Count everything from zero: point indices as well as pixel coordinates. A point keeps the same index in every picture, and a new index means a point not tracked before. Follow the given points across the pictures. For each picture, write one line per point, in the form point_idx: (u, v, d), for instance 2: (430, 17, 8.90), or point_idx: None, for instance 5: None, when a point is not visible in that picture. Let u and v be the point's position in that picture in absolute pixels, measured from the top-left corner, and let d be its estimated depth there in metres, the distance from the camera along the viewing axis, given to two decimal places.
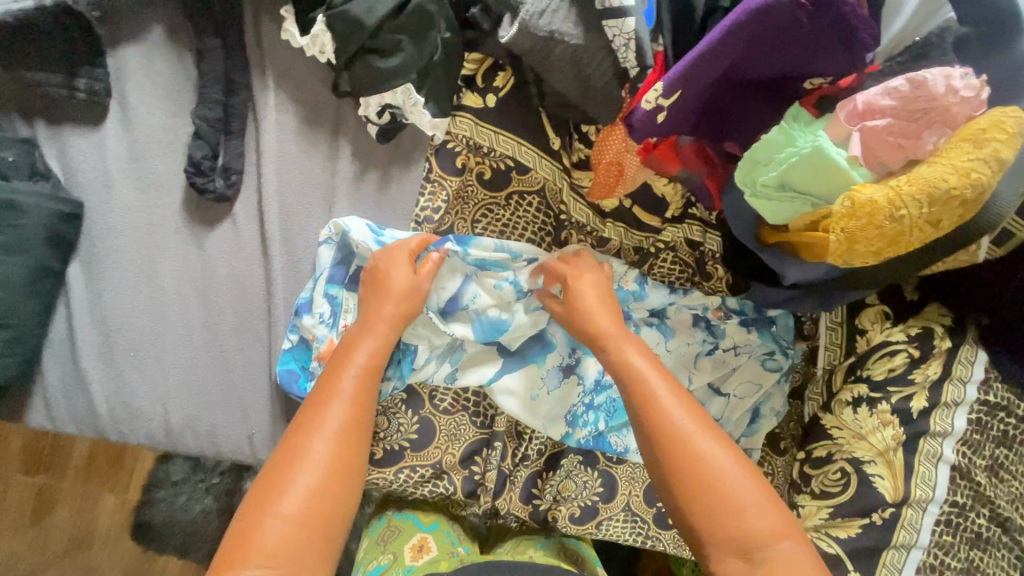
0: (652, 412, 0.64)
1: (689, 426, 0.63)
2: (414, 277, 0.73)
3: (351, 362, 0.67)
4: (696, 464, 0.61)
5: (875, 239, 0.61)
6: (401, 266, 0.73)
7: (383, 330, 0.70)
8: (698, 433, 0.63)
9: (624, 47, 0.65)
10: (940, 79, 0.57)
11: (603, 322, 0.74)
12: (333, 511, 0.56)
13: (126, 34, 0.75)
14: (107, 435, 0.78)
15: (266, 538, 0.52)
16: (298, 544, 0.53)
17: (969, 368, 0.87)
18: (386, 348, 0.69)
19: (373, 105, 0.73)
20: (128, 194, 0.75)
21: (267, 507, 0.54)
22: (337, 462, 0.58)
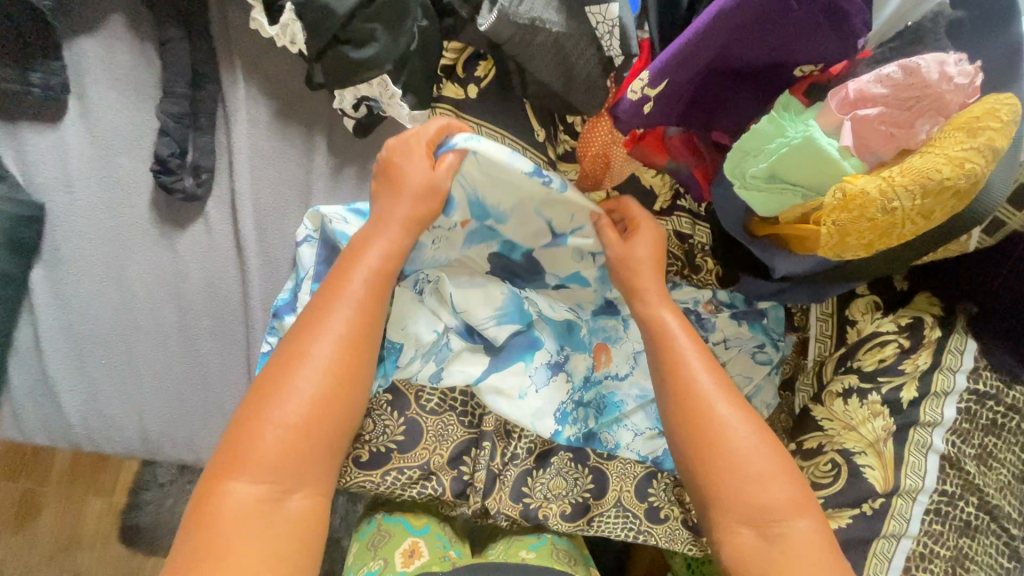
0: (676, 370, 0.68)
1: (711, 387, 0.67)
2: (431, 176, 0.69)
3: (361, 263, 0.66)
4: (715, 423, 0.65)
5: (867, 232, 0.59)
6: (417, 160, 0.69)
7: (396, 233, 0.68)
8: (720, 395, 0.66)
9: (607, 35, 0.61)
10: (934, 66, 0.55)
11: (641, 275, 0.76)
12: (330, 427, 0.60)
13: (83, 25, 0.71)
14: (81, 444, 0.76)
15: (266, 443, 0.57)
16: (294, 451, 0.58)
17: (959, 358, 0.87)
18: (398, 253, 0.67)
19: (349, 97, 0.70)
20: (93, 194, 0.72)
21: (265, 414, 0.57)
22: (337, 372, 0.61)
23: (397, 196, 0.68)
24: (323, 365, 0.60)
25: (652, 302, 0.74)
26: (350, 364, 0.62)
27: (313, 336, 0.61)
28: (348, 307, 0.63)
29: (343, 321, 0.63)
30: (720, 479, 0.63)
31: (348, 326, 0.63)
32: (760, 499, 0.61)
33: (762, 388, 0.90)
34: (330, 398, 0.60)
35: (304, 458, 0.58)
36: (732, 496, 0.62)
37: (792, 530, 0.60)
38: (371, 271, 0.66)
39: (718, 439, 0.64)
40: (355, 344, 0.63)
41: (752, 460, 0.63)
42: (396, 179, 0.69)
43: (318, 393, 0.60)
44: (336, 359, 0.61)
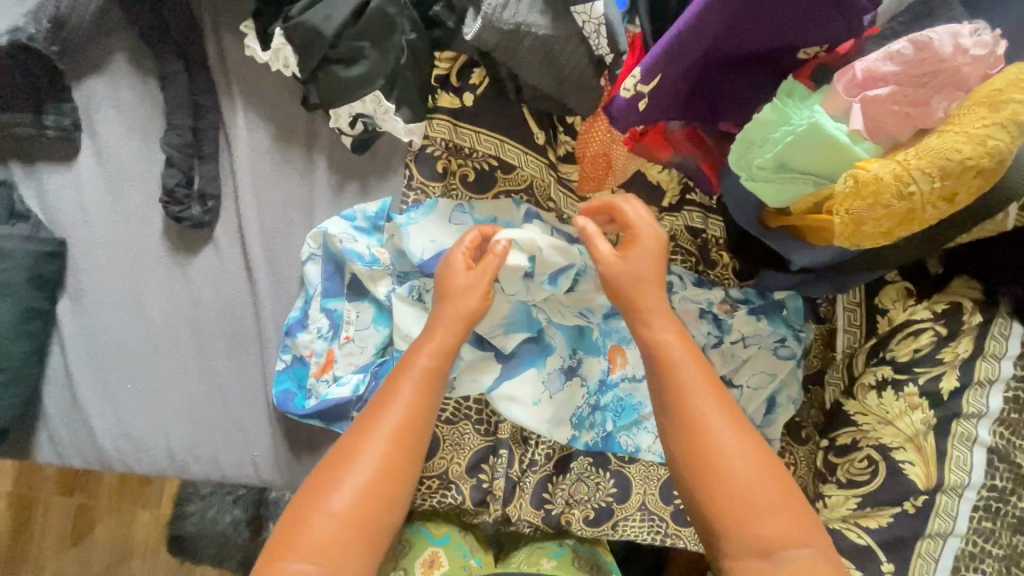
0: (686, 409, 0.63)
1: (723, 425, 0.62)
2: (475, 276, 0.70)
3: (414, 364, 0.64)
4: (717, 456, 0.60)
5: (885, 219, 0.56)
6: (463, 269, 0.70)
7: (449, 332, 0.67)
8: (732, 431, 0.62)
9: (594, 34, 0.60)
10: (947, 39, 0.51)
11: (646, 289, 0.70)
12: (379, 523, 0.57)
13: (91, 66, 0.74)
14: (112, 466, 0.78)
15: (312, 533, 0.55)
16: (340, 541, 0.55)
17: (1004, 343, 0.81)
18: (450, 353, 0.66)
19: (343, 117, 0.70)
20: (108, 226, 0.75)
21: (316, 504, 0.56)
22: (390, 463, 0.59)
23: (448, 300, 0.69)
24: (373, 459, 0.58)
25: (658, 326, 0.68)
26: (400, 458, 0.59)
27: (365, 433, 0.60)
28: (400, 405, 0.61)
29: (394, 419, 0.60)
30: (725, 508, 0.59)
31: (399, 425, 0.60)
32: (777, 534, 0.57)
33: (786, 385, 0.86)
34: (377, 489, 0.57)
35: (346, 548, 0.55)
36: (753, 537, 0.57)
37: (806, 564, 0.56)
38: (422, 374, 0.64)
39: (730, 479, 0.59)
40: (407, 437, 0.60)
41: (762, 495, 0.58)
42: (444, 287, 0.70)
43: (366, 486, 0.57)
44: (387, 452, 0.59)
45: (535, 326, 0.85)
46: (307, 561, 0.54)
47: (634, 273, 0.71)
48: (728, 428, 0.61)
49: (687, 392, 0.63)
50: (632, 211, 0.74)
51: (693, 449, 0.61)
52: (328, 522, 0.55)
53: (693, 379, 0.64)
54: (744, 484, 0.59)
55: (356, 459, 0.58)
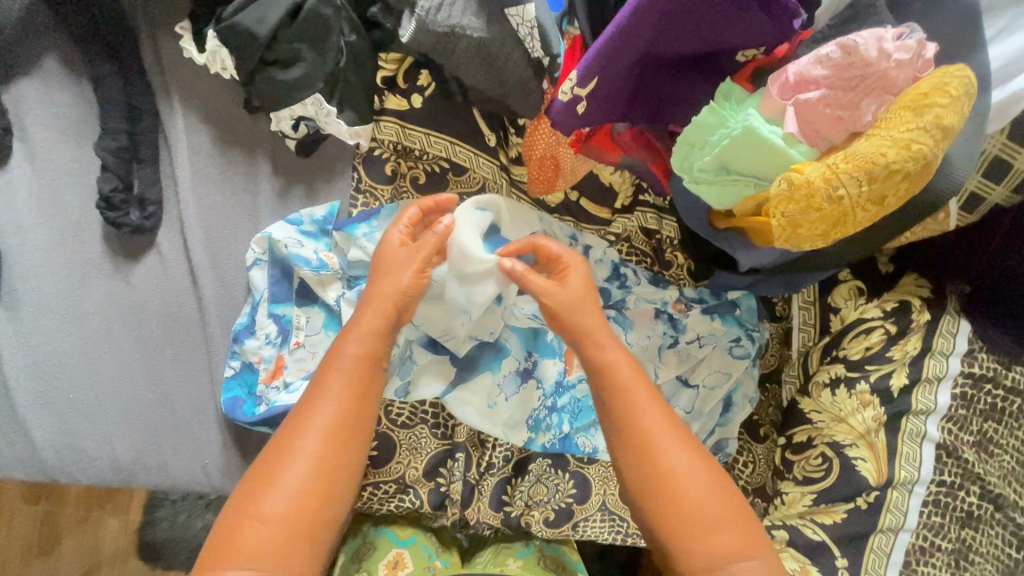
0: (630, 422, 0.62)
1: (669, 441, 0.62)
2: (413, 254, 0.68)
3: (341, 355, 0.62)
4: (667, 471, 0.60)
5: (819, 221, 0.56)
6: (400, 246, 0.69)
7: (376, 317, 0.65)
8: (678, 448, 0.62)
9: (528, 36, 0.59)
10: (871, 43, 0.52)
11: (588, 327, 0.68)
12: (316, 523, 0.57)
13: (21, 69, 0.72)
14: (56, 478, 0.77)
15: (249, 539, 0.54)
16: (280, 546, 0.55)
17: (951, 341, 0.83)
18: (378, 339, 0.64)
19: (286, 120, 0.69)
20: (45, 233, 0.73)
21: (250, 509, 0.55)
22: (325, 462, 0.58)
23: (382, 276, 0.67)
24: (306, 459, 0.57)
25: (606, 345, 0.67)
26: (337, 453, 0.59)
27: (297, 431, 0.59)
28: (331, 402, 0.60)
29: (326, 417, 0.59)
30: (674, 523, 0.59)
31: (331, 423, 0.59)
32: (721, 546, 0.58)
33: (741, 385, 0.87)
34: (314, 490, 0.57)
35: (285, 551, 0.55)
36: (692, 549, 0.58)
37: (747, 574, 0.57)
38: (353, 366, 0.62)
39: (676, 501, 0.59)
40: (342, 432, 0.59)
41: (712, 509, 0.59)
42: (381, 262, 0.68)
43: (299, 487, 0.56)
44: (320, 452, 0.58)
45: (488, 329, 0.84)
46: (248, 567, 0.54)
47: (572, 298, 0.69)
48: (672, 443, 0.62)
49: (634, 411, 0.63)
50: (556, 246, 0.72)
51: (644, 469, 0.61)
52: (266, 527, 0.55)
53: (640, 396, 0.64)
54: (692, 505, 0.59)
55: (289, 460, 0.57)
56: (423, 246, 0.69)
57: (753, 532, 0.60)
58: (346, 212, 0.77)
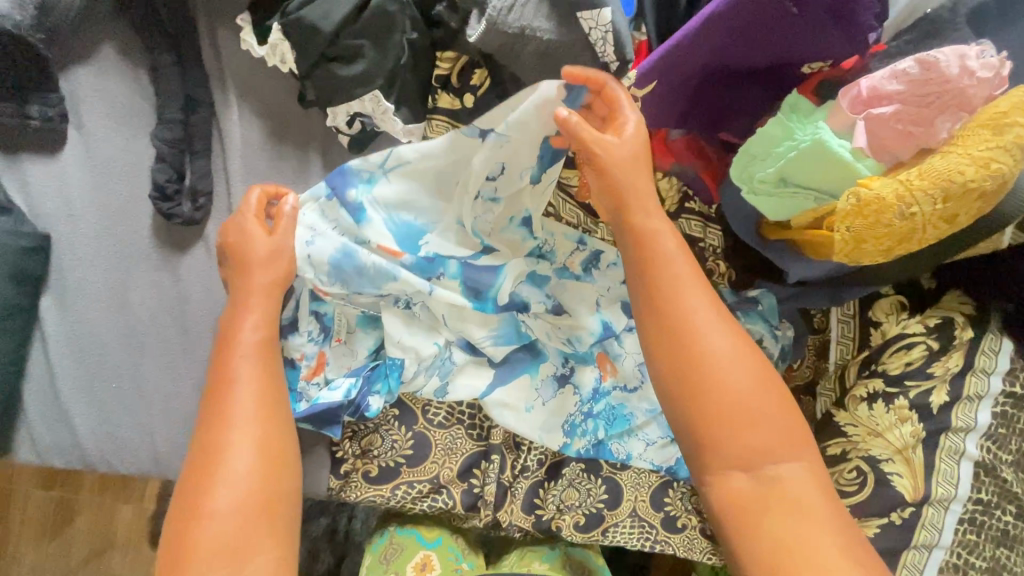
0: (669, 305, 0.60)
1: (709, 327, 0.59)
2: (275, 241, 0.69)
3: (238, 343, 0.64)
4: (707, 359, 0.58)
5: (884, 238, 0.57)
6: (257, 229, 0.69)
7: (260, 300, 0.67)
8: (717, 330, 0.59)
9: (601, 41, 0.59)
10: (954, 60, 0.51)
11: (633, 198, 0.63)
12: (274, 494, 0.59)
13: (76, 55, 0.72)
14: (95, 466, 0.77)
15: (206, 536, 0.55)
16: (243, 525, 0.56)
17: (994, 359, 0.82)
18: (271, 321, 0.67)
19: (341, 115, 0.69)
20: (94, 221, 0.73)
21: (202, 506, 0.56)
22: (265, 440, 0.61)
23: (249, 269, 0.68)
24: (247, 443, 0.59)
25: (650, 218, 0.63)
26: (268, 427, 0.61)
27: (223, 427, 0.60)
28: (247, 385, 0.62)
29: (249, 399, 0.62)
30: (711, 414, 0.58)
31: (254, 405, 0.62)
32: (760, 443, 0.57)
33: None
34: (263, 466, 0.59)
35: (250, 530, 0.56)
36: (727, 444, 0.57)
37: (789, 474, 0.57)
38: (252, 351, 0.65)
39: (714, 387, 0.58)
40: (265, 408, 0.62)
41: (749, 401, 0.58)
42: (242, 256, 0.68)
43: (248, 469, 0.58)
44: (257, 432, 0.60)
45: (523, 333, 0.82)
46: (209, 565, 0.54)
47: (629, 150, 0.62)
48: (713, 330, 0.59)
49: (675, 293, 0.60)
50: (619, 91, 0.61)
51: (683, 352, 0.59)
52: (218, 521, 0.55)
53: (680, 276, 0.61)
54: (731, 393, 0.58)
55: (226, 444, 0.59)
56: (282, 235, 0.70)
57: (792, 430, 0.59)
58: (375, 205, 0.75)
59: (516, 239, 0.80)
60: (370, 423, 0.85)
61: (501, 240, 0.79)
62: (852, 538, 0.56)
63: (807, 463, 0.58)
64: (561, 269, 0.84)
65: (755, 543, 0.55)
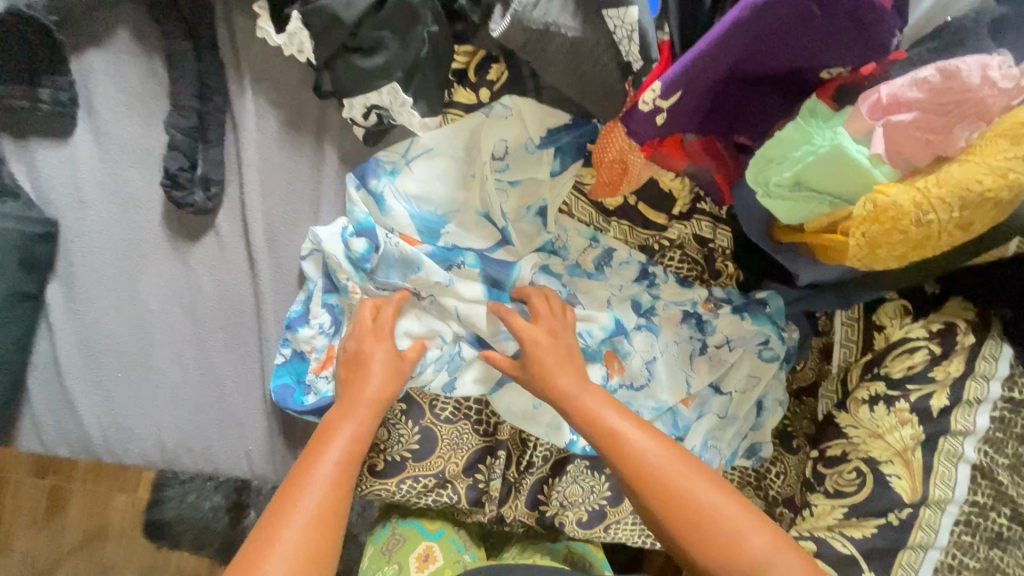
0: (630, 465, 0.66)
1: (672, 467, 0.65)
2: (399, 361, 0.72)
3: (336, 433, 0.66)
4: (677, 496, 0.63)
5: (899, 244, 0.57)
6: (384, 344, 0.71)
7: (365, 412, 0.68)
8: (681, 470, 0.64)
9: (626, 40, 0.59)
10: (975, 69, 0.52)
11: (564, 375, 0.72)
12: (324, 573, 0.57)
13: (90, 38, 0.72)
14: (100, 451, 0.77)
15: None
16: None
17: (994, 364, 0.83)
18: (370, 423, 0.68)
19: (358, 107, 0.68)
20: (102, 209, 0.73)
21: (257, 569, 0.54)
22: (325, 519, 0.60)
23: (364, 376, 0.70)
24: (309, 516, 0.59)
25: (587, 399, 0.70)
26: (335, 506, 0.61)
27: (298, 491, 0.60)
28: (332, 458, 0.64)
29: (328, 470, 0.63)
30: (694, 537, 0.62)
31: (332, 476, 0.62)
32: (751, 560, 0.60)
33: (771, 388, 0.86)
34: (318, 548, 0.58)
35: None
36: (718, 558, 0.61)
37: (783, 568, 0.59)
38: (345, 441, 0.66)
39: (692, 519, 0.62)
40: (338, 485, 0.62)
41: (726, 520, 0.62)
42: (361, 363, 0.70)
43: (305, 542, 0.57)
44: (323, 506, 0.60)
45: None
46: None
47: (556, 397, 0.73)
48: (677, 471, 0.65)
49: (631, 452, 0.66)
50: (540, 302, 0.77)
51: (656, 495, 0.64)
52: None
53: (628, 432, 0.67)
54: (706, 516, 0.62)
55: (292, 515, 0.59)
56: (381, 325, 0.72)
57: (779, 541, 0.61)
58: (398, 196, 0.75)
59: (533, 229, 0.80)
60: (376, 417, 0.84)
61: (519, 232, 0.79)
62: None
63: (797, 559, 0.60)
64: (574, 266, 0.85)
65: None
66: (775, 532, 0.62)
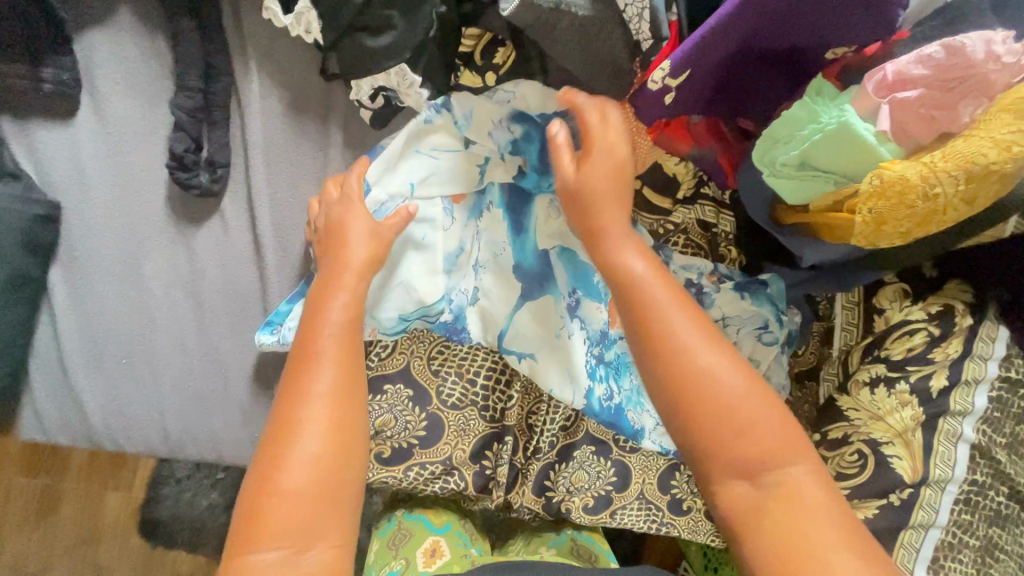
0: (651, 325, 0.60)
1: (696, 341, 0.59)
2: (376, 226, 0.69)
3: (326, 321, 0.61)
4: (701, 375, 0.58)
5: (906, 219, 0.58)
6: (359, 212, 0.69)
7: (351, 281, 0.65)
8: (703, 344, 0.59)
9: (636, 18, 0.61)
10: (979, 45, 0.53)
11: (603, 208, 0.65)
12: (340, 485, 0.55)
13: (93, 18, 0.72)
14: (107, 429, 0.79)
15: (276, 519, 0.52)
16: (306, 513, 0.53)
17: (990, 345, 0.84)
18: (361, 303, 0.64)
19: (365, 88, 0.69)
20: (105, 191, 0.74)
21: (270, 487, 0.53)
22: (338, 424, 0.57)
23: (341, 250, 0.67)
24: (320, 425, 0.56)
25: (616, 247, 0.64)
26: (346, 411, 0.57)
27: (299, 401, 0.56)
28: (327, 363, 0.59)
29: (328, 379, 0.58)
30: (701, 423, 0.57)
31: (333, 385, 0.58)
32: (763, 450, 0.56)
33: (774, 371, 0.86)
34: (331, 455, 0.55)
35: (320, 518, 0.54)
36: (727, 452, 0.57)
37: (794, 479, 0.56)
38: (337, 331, 0.61)
39: (712, 398, 0.57)
40: (345, 391, 0.58)
41: (746, 408, 0.57)
42: (340, 236, 0.68)
43: (319, 451, 0.55)
44: (330, 416, 0.57)
45: (528, 256, 0.79)
46: (277, 545, 0.52)
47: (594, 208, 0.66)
48: (701, 347, 0.59)
49: (655, 308, 0.60)
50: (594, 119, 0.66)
51: (676, 366, 0.58)
52: (290, 500, 0.53)
53: (652, 283, 0.62)
54: (724, 401, 0.57)
55: (300, 411, 0.56)
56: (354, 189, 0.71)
57: (793, 437, 0.58)
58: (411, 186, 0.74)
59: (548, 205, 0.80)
60: (382, 405, 0.84)
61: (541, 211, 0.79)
62: (862, 544, 0.54)
63: (811, 467, 0.57)
64: None
65: (771, 545, 0.54)
66: (795, 434, 0.58)
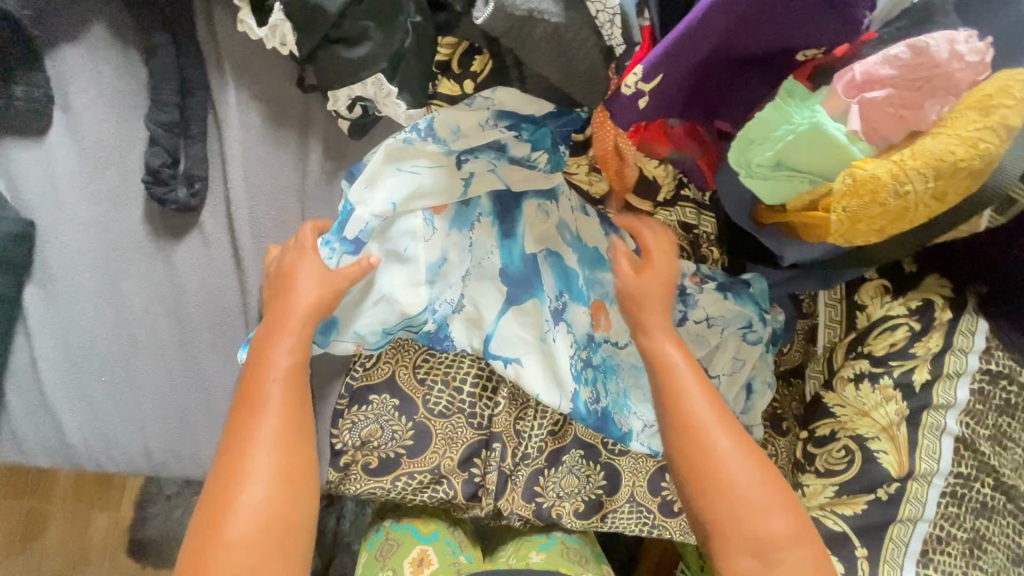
0: (677, 405, 0.70)
1: (712, 422, 0.69)
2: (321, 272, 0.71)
3: (272, 365, 0.67)
4: (719, 459, 0.67)
5: (878, 217, 0.59)
6: (307, 256, 0.72)
7: (298, 326, 0.69)
8: (720, 428, 0.69)
9: (609, 23, 0.60)
10: (943, 44, 0.54)
11: (649, 308, 0.75)
12: (287, 528, 0.62)
13: (65, 35, 0.72)
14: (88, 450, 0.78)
15: (229, 562, 0.59)
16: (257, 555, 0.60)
17: (971, 338, 0.83)
18: (306, 347, 0.69)
19: (343, 99, 0.69)
20: (80, 208, 0.74)
21: (219, 534, 0.59)
22: (286, 469, 0.64)
23: (288, 296, 0.71)
24: (265, 472, 0.62)
25: (658, 339, 0.74)
26: (294, 457, 0.64)
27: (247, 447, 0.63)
28: (273, 413, 0.65)
29: (270, 427, 0.65)
30: (714, 500, 0.67)
31: (277, 431, 0.65)
32: (772, 536, 0.65)
33: (759, 371, 0.87)
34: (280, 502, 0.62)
35: (267, 558, 0.60)
36: (733, 533, 0.66)
37: (790, 561, 0.64)
38: (284, 373, 0.67)
39: (723, 483, 0.67)
40: (291, 436, 0.65)
41: (758, 497, 0.66)
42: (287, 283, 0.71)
43: (267, 497, 0.62)
44: (278, 463, 0.63)
45: (514, 260, 0.81)
46: None
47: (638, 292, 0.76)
48: (720, 430, 0.69)
49: (679, 389, 0.71)
50: (652, 240, 0.78)
51: (696, 450, 0.68)
52: (238, 546, 0.59)
53: (677, 362, 0.72)
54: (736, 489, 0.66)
55: (251, 460, 0.63)
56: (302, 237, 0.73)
57: (801, 523, 0.66)
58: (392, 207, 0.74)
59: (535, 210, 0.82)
60: (369, 415, 0.84)
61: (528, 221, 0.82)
62: None
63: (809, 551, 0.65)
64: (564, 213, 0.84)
65: None
66: (802, 519, 0.66)
